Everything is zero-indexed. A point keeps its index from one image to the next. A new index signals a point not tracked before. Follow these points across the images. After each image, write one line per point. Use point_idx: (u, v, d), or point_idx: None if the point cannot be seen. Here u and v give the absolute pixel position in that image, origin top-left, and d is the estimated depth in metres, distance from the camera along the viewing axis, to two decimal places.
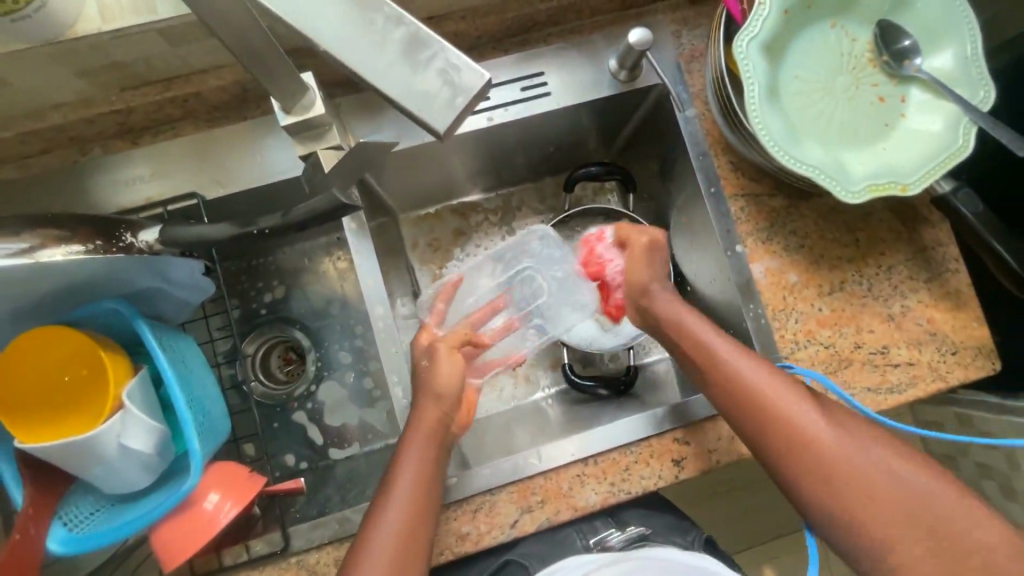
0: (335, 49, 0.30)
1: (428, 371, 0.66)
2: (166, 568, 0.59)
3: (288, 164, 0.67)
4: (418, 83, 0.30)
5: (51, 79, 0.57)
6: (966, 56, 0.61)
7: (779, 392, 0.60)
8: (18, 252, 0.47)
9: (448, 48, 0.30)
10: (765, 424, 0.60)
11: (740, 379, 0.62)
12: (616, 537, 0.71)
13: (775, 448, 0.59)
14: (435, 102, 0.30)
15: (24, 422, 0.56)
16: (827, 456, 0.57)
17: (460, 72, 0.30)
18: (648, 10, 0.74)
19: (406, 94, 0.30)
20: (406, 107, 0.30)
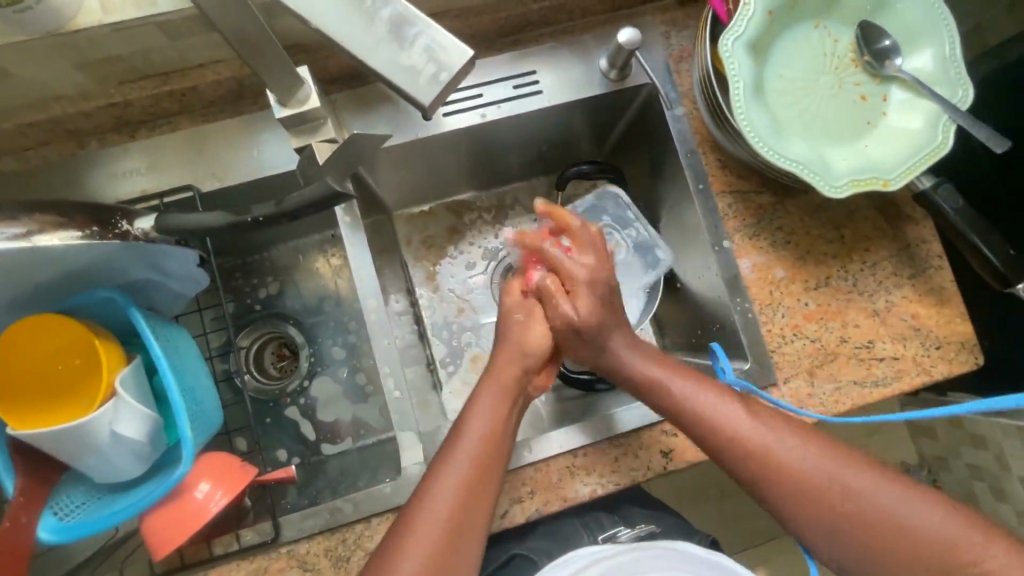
0: (346, 39, 0.39)
1: (521, 325, 0.67)
2: (157, 557, 0.59)
3: (284, 159, 0.68)
4: (407, 61, 0.39)
5: (51, 71, 0.58)
6: (944, 57, 0.62)
7: (760, 433, 0.59)
8: (15, 237, 0.48)
9: (429, 33, 0.39)
10: (755, 465, 0.58)
11: (718, 422, 0.60)
12: (625, 534, 0.71)
13: (771, 488, 0.58)
14: (420, 76, 0.39)
15: (18, 409, 0.57)
16: (828, 490, 0.56)
17: (441, 52, 0.39)
18: (637, 12, 0.76)
19: (397, 70, 0.39)
20: (398, 81, 0.39)
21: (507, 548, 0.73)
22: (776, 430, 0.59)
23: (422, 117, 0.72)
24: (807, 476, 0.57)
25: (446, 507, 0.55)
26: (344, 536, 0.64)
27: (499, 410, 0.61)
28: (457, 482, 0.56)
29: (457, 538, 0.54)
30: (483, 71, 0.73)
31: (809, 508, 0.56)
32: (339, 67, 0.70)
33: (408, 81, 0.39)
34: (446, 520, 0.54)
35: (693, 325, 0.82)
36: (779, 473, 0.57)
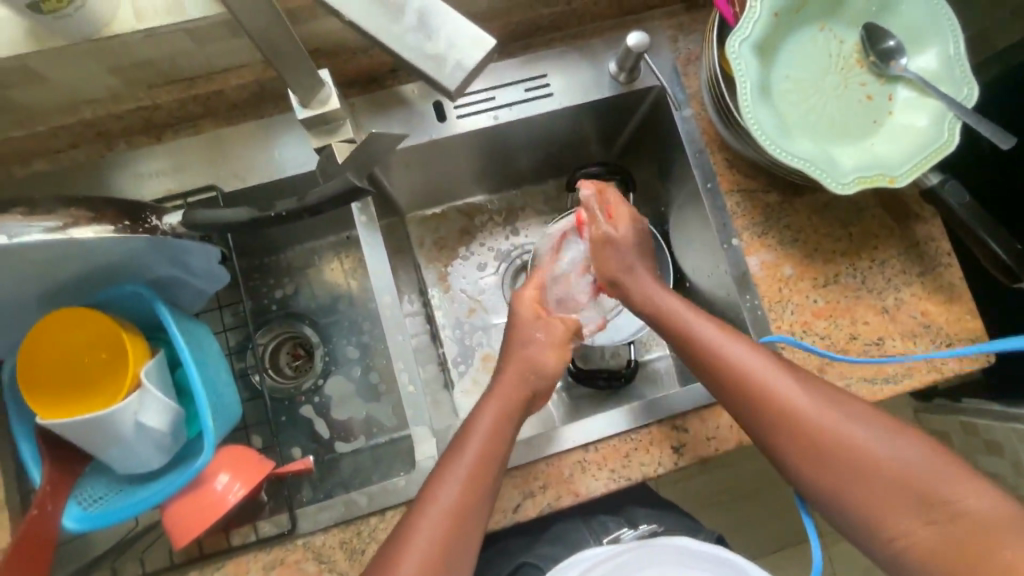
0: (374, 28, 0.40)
1: (530, 345, 0.68)
2: (178, 545, 0.60)
3: (303, 159, 0.70)
4: (433, 52, 0.40)
5: (85, 76, 0.60)
6: (949, 56, 0.64)
7: (783, 382, 0.59)
8: (51, 229, 0.50)
9: (455, 18, 0.40)
10: (775, 417, 0.58)
11: (742, 373, 0.60)
12: (629, 534, 0.71)
13: (789, 442, 0.58)
14: (446, 64, 0.40)
15: (48, 399, 0.59)
16: (842, 447, 0.56)
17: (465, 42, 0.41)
18: (645, 16, 0.78)
19: (424, 59, 0.40)
20: (425, 69, 0.40)
21: (515, 558, 0.73)
22: (799, 383, 0.59)
23: (436, 119, 0.75)
24: (825, 428, 0.56)
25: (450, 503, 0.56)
26: (359, 528, 0.65)
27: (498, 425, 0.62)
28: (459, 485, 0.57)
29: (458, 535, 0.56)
30: (495, 75, 0.76)
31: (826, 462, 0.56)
32: (356, 71, 0.73)
33: (433, 68, 0.40)
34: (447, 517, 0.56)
35: None
36: (798, 426, 0.57)
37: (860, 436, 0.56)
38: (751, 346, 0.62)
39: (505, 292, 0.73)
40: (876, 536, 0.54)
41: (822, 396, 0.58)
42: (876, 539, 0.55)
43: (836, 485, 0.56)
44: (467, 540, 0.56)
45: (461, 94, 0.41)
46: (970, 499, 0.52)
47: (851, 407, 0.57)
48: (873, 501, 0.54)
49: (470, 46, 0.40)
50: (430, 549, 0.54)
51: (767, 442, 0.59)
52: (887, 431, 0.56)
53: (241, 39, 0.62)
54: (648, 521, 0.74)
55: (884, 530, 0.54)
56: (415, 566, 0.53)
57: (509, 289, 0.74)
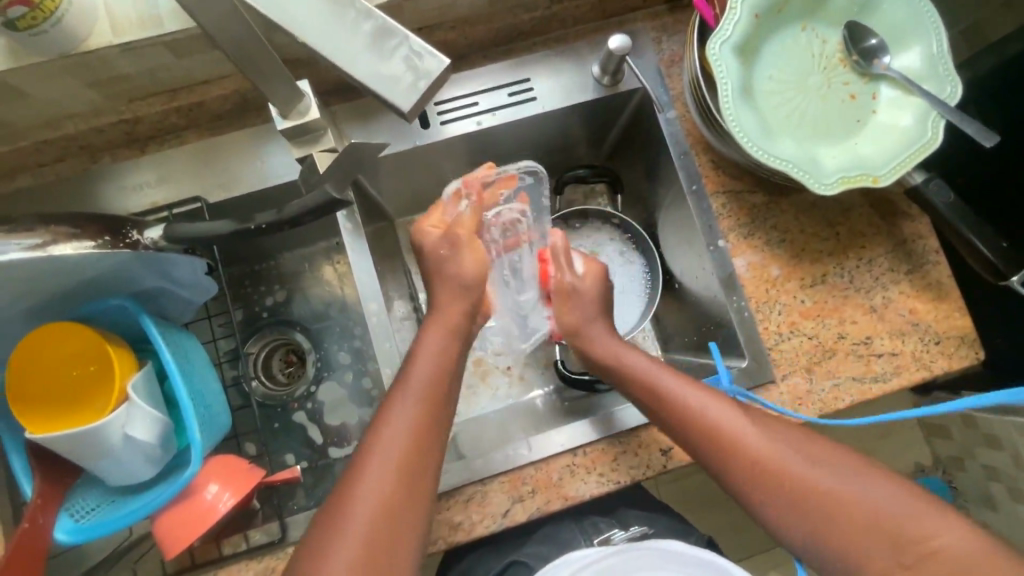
0: (321, 43, 0.35)
1: None
2: (168, 555, 0.61)
3: (287, 169, 0.70)
4: (381, 72, 0.36)
5: (65, 91, 0.61)
6: (932, 54, 0.63)
7: (738, 427, 0.60)
8: (32, 247, 0.50)
9: (410, 37, 0.36)
10: (733, 463, 0.59)
11: (694, 421, 0.61)
12: (619, 535, 0.73)
13: (759, 490, 0.57)
14: (402, 82, 0.36)
15: (36, 413, 0.59)
16: (797, 486, 0.56)
17: (422, 58, 0.36)
18: (629, 18, 0.78)
19: (376, 79, 0.36)
20: (376, 88, 0.36)
21: (504, 559, 0.73)
22: (766, 435, 0.59)
23: (420, 126, 0.75)
24: (789, 475, 0.56)
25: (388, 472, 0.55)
26: None
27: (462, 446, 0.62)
28: (398, 457, 0.56)
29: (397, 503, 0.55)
30: (479, 80, 0.76)
31: (791, 506, 0.56)
32: (339, 79, 0.73)
33: (383, 85, 0.35)
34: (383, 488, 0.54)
35: (693, 325, 0.82)
36: (754, 471, 0.58)
37: (823, 479, 0.55)
38: (706, 392, 0.63)
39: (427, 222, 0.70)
40: (846, 575, 0.54)
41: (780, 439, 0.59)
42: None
43: (803, 526, 0.55)
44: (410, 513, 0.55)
45: (416, 112, 0.37)
46: (936, 534, 0.52)
47: (819, 451, 0.58)
48: (839, 544, 0.53)
49: (426, 62, 0.35)
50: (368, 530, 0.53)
51: (738, 491, 0.59)
52: (848, 471, 0.56)
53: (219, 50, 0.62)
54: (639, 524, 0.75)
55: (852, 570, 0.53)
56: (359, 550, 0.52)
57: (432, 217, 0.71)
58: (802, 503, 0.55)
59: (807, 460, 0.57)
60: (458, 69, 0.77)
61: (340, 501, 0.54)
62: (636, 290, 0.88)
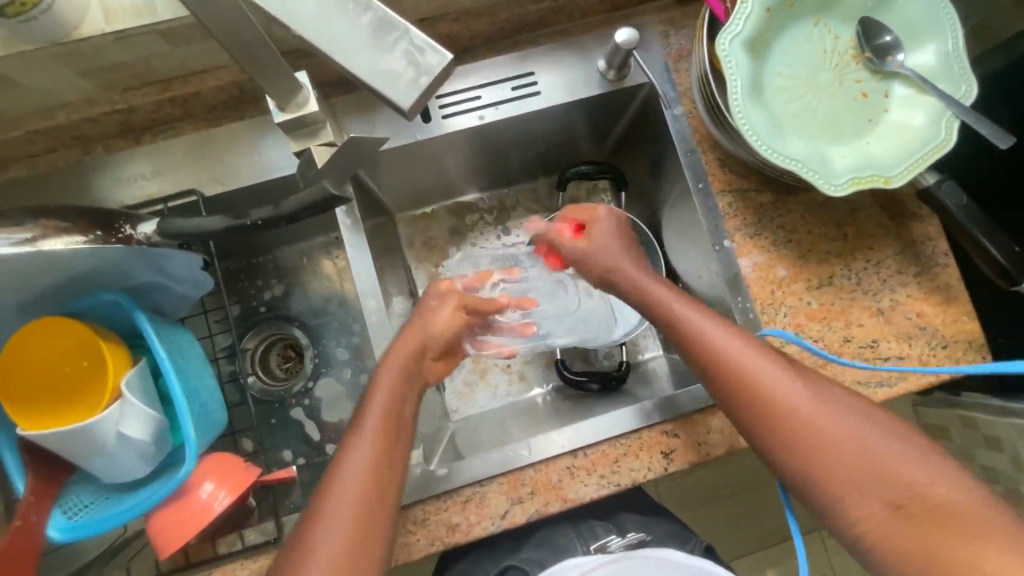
0: (317, 37, 0.34)
1: None
2: (163, 554, 0.60)
3: (286, 162, 0.69)
4: (381, 69, 0.34)
5: (57, 80, 0.59)
6: (946, 52, 0.62)
7: (771, 372, 0.57)
8: (21, 242, 0.48)
9: (412, 30, 0.34)
10: (762, 410, 0.56)
11: (727, 361, 0.58)
12: (616, 542, 0.70)
13: (770, 430, 0.56)
14: (402, 79, 0.34)
15: (28, 409, 0.58)
16: (823, 439, 0.53)
17: (423, 53, 0.34)
18: (636, 11, 0.76)
19: (375, 75, 0.34)
20: (375, 85, 0.34)
21: (500, 560, 0.73)
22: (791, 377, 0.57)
23: (421, 120, 0.73)
24: (806, 416, 0.54)
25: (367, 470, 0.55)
26: None
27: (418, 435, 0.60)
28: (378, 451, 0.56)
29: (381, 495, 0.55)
30: (482, 73, 0.74)
31: (798, 446, 0.54)
32: (339, 70, 0.71)
33: (383, 82, 0.34)
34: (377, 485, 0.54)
35: None
36: (781, 418, 0.55)
37: (835, 424, 0.54)
38: (744, 336, 0.59)
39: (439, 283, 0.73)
40: (841, 516, 0.53)
41: (811, 390, 0.56)
42: (839, 519, 0.53)
43: (806, 470, 0.54)
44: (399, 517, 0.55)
45: (417, 110, 0.36)
46: (936, 484, 0.50)
47: (839, 397, 0.56)
48: (837, 486, 0.52)
49: (426, 58, 0.34)
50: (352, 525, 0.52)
51: (750, 434, 0.57)
52: (859, 419, 0.54)
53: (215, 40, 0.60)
54: (637, 529, 0.75)
55: (847, 512, 0.52)
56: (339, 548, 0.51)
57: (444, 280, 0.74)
58: (812, 443, 0.54)
59: (838, 415, 0.54)
60: (461, 61, 0.75)
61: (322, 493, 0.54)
62: None
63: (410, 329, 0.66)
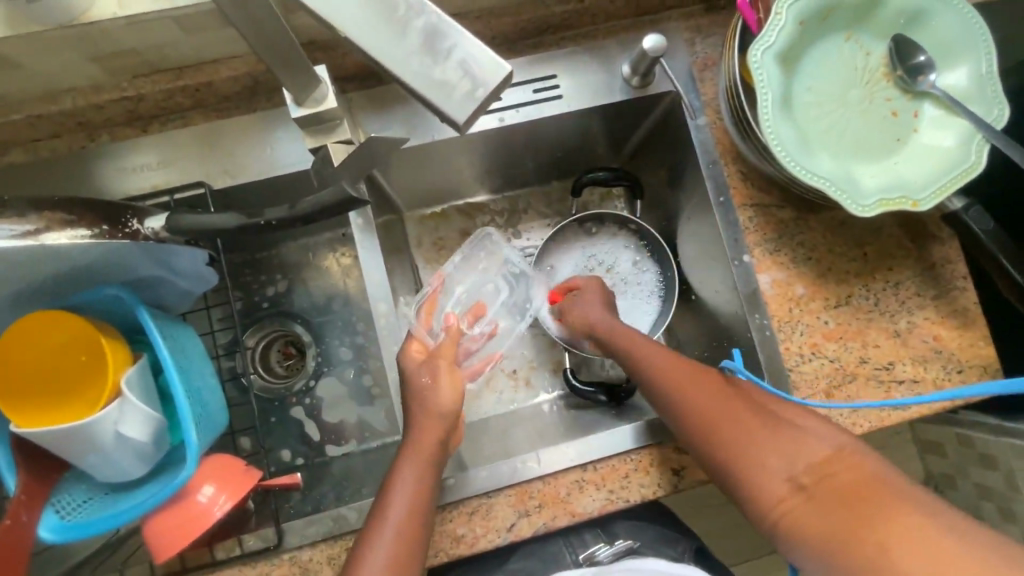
0: (367, 43, 0.33)
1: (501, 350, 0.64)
2: (158, 559, 0.58)
3: (297, 157, 0.67)
4: (433, 80, 0.33)
5: (63, 64, 0.57)
6: (981, 74, 0.60)
7: (700, 386, 0.59)
8: (25, 234, 0.47)
9: (466, 38, 0.33)
10: (695, 424, 0.58)
11: (660, 380, 0.62)
12: (604, 551, 0.70)
13: (701, 441, 0.58)
14: (455, 91, 0.33)
15: (22, 406, 0.56)
16: (746, 443, 0.55)
17: (479, 63, 0.33)
18: (663, 17, 0.74)
19: (427, 86, 0.33)
20: (429, 97, 0.33)
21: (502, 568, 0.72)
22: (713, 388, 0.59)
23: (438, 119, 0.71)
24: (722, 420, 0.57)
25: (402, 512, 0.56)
26: (347, 544, 0.63)
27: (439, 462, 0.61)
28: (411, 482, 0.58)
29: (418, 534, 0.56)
30: None
31: (719, 450, 0.56)
32: (356, 64, 0.69)
33: (435, 93, 0.33)
34: (405, 524, 0.56)
35: (708, 338, 0.80)
36: (713, 429, 0.57)
37: (750, 426, 0.56)
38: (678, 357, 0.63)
39: (411, 347, 0.65)
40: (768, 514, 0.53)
41: (736, 399, 0.58)
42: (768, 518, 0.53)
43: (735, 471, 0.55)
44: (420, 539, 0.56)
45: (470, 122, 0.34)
46: (856, 474, 0.50)
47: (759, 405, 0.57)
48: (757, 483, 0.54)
49: (481, 70, 0.33)
50: (390, 569, 0.54)
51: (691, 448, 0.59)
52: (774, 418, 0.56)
53: (231, 29, 0.58)
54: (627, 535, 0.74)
55: (768, 504, 0.53)
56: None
57: (415, 343, 0.66)
58: (735, 446, 0.55)
59: (752, 416, 0.56)
60: None
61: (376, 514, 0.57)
62: (649, 294, 0.86)
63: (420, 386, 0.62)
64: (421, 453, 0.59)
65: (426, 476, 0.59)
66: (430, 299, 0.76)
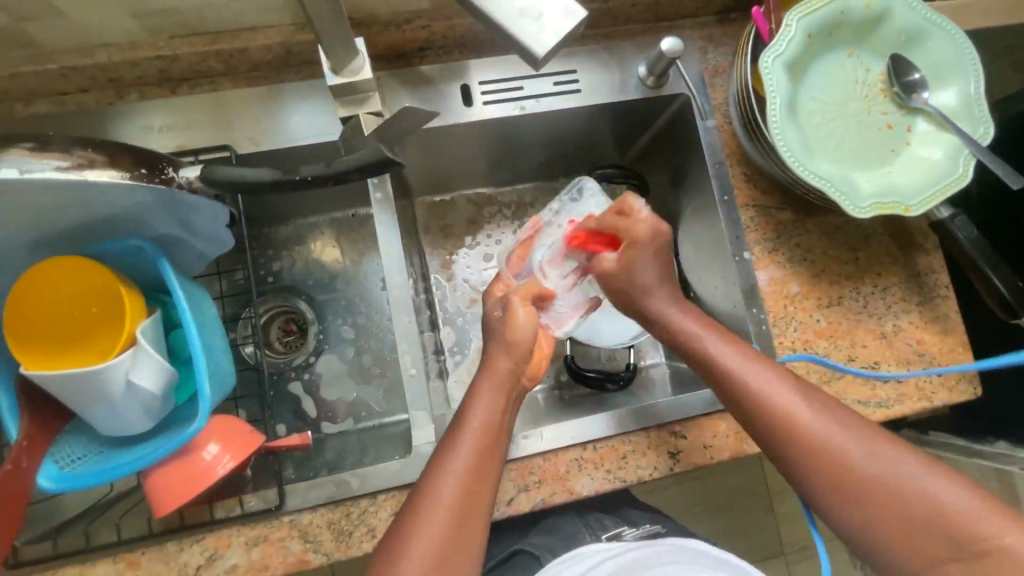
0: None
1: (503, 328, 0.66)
2: (158, 513, 0.58)
3: (323, 129, 0.68)
4: (523, 27, 0.42)
5: (107, 16, 0.58)
6: (969, 94, 0.66)
7: (789, 396, 0.58)
8: (65, 168, 0.48)
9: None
10: (784, 432, 0.57)
11: (749, 386, 0.59)
12: (630, 532, 0.70)
13: (776, 440, 0.57)
14: (540, 32, 0.42)
15: (34, 349, 0.55)
16: (847, 461, 0.54)
17: (564, 14, 0.42)
18: (678, 24, 0.79)
19: (520, 28, 0.42)
20: (520, 39, 0.42)
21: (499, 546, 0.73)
22: (793, 387, 0.59)
23: (461, 103, 0.74)
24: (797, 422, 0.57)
25: (472, 446, 0.57)
26: (348, 510, 0.64)
27: (493, 419, 0.59)
28: (470, 454, 0.56)
29: (487, 469, 0.57)
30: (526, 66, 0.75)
31: (779, 434, 0.57)
32: (387, 44, 0.71)
33: (523, 36, 0.42)
34: (461, 498, 0.54)
35: None
36: (807, 442, 0.56)
37: (840, 434, 0.56)
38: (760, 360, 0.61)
39: (497, 286, 0.73)
40: (829, 515, 0.56)
41: (836, 415, 0.57)
42: (862, 529, 0.54)
43: (831, 490, 0.55)
44: (477, 510, 0.55)
45: (544, 61, 0.44)
46: (904, 478, 0.53)
47: (837, 411, 0.57)
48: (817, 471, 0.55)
49: (561, 23, 0.42)
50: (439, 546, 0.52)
51: (779, 454, 0.58)
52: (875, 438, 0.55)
53: None
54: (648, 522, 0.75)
55: (829, 510, 0.56)
56: (442, 530, 0.52)
57: (501, 283, 0.73)
58: (807, 452, 0.56)
59: (855, 435, 0.55)
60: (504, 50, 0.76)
61: (429, 479, 0.55)
62: None
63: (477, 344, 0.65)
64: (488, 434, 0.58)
65: (483, 453, 0.57)
66: (528, 240, 0.78)
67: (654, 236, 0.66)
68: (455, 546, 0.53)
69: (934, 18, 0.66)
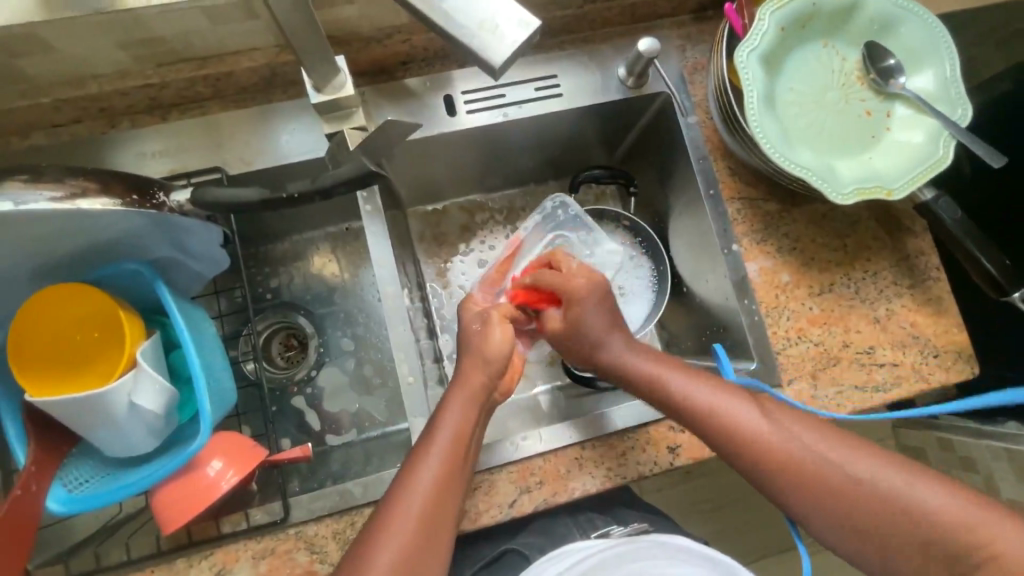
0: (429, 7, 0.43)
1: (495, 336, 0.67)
2: (166, 530, 0.59)
3: (310, 146, 0.70)
4: (481, 38, 0.43)
5: (94, 49, 0.60)
6: (944, 77, 0.66)
7: (732, 405, 0.60)
8: (59, 198, 0.50)
9: (507, 7, 0.44)
10: (737, 438, 0.59)
11: (692, 400, 0.61)
12: (619, 530, 0.71)
13: (741, 460, 0.60)
14: (500, 40, 0.43)
15: (37, 375, 0.57)
16: (798, 459, 0.57)
17: (522, 24, 0.44)
18: (655, 24, 0.80)
19: (478, 37, 0.43)
20: (480, 48, 0.43)
21: (498, 544, 0.73)
22: (733, 397, 0.61)
23: (446, 114, 0.75)
24: (745, 432, 0.59)
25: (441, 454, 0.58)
26: (352, 519, 0.64)
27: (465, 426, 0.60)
28: (438, 463, 0.57)
29: (455, 478, 0.58)
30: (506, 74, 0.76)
31: (734, 442, 0.59)
32: (370, 60, 0.73)
33: (482, 46, 0.43)
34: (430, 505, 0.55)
35: (700, 329, 0.83)
36: (761, 448, 0.58)
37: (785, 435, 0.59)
38: (698, 376, 0.63)
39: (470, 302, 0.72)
40: (794, 513, 0.59)
41: (780, 417, 0.60)
42: (834, 530, 0.57)
43: (803, 494, 0.57)
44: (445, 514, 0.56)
45: (506, 68, 0.45)
46: (852, 469, 0.56)
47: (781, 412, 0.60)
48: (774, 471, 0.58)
49: (517, 32, 0.44)
50: (403, 558, 0.53)
51: (738, 462, 0.60)
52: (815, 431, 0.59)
53: (256, 20, 0.62)
54: (638, 521, 0.76)
55: (798, 514, 0.59)
56: (407, 535, 0.54)
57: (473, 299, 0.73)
58: (762, 454, 0.58)
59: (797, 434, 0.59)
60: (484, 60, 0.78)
61: (392, 499, 0.56)
62: (643, 286, 0.86)
63: (469, 350, 0.65)
64: (457, 438, 0.59)
65: (455, 461, 0.58)
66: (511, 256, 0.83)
67: (590, 286, 0.68)
68: (426, 550, 0.54)
69: (907, 4, 0.67)
